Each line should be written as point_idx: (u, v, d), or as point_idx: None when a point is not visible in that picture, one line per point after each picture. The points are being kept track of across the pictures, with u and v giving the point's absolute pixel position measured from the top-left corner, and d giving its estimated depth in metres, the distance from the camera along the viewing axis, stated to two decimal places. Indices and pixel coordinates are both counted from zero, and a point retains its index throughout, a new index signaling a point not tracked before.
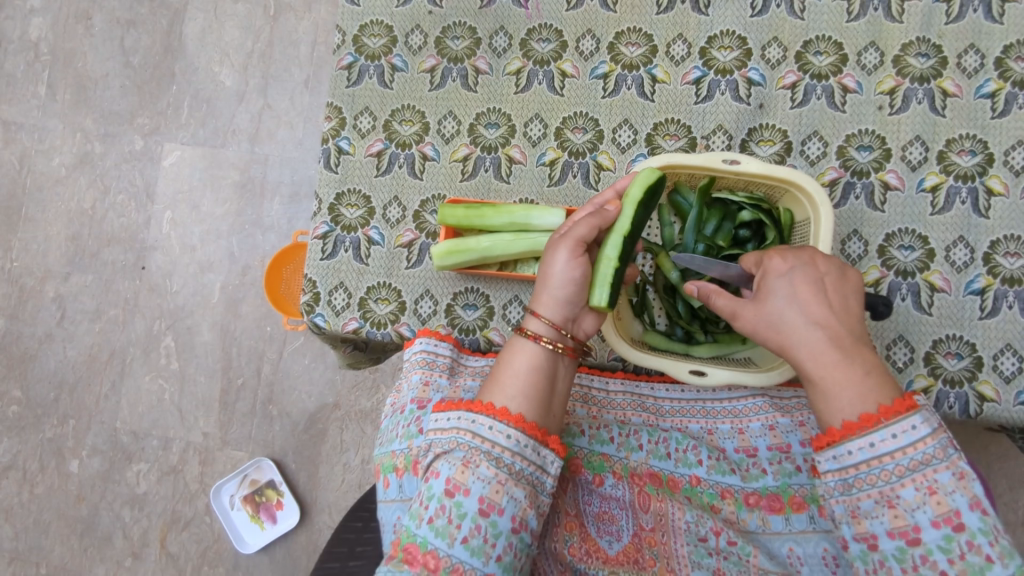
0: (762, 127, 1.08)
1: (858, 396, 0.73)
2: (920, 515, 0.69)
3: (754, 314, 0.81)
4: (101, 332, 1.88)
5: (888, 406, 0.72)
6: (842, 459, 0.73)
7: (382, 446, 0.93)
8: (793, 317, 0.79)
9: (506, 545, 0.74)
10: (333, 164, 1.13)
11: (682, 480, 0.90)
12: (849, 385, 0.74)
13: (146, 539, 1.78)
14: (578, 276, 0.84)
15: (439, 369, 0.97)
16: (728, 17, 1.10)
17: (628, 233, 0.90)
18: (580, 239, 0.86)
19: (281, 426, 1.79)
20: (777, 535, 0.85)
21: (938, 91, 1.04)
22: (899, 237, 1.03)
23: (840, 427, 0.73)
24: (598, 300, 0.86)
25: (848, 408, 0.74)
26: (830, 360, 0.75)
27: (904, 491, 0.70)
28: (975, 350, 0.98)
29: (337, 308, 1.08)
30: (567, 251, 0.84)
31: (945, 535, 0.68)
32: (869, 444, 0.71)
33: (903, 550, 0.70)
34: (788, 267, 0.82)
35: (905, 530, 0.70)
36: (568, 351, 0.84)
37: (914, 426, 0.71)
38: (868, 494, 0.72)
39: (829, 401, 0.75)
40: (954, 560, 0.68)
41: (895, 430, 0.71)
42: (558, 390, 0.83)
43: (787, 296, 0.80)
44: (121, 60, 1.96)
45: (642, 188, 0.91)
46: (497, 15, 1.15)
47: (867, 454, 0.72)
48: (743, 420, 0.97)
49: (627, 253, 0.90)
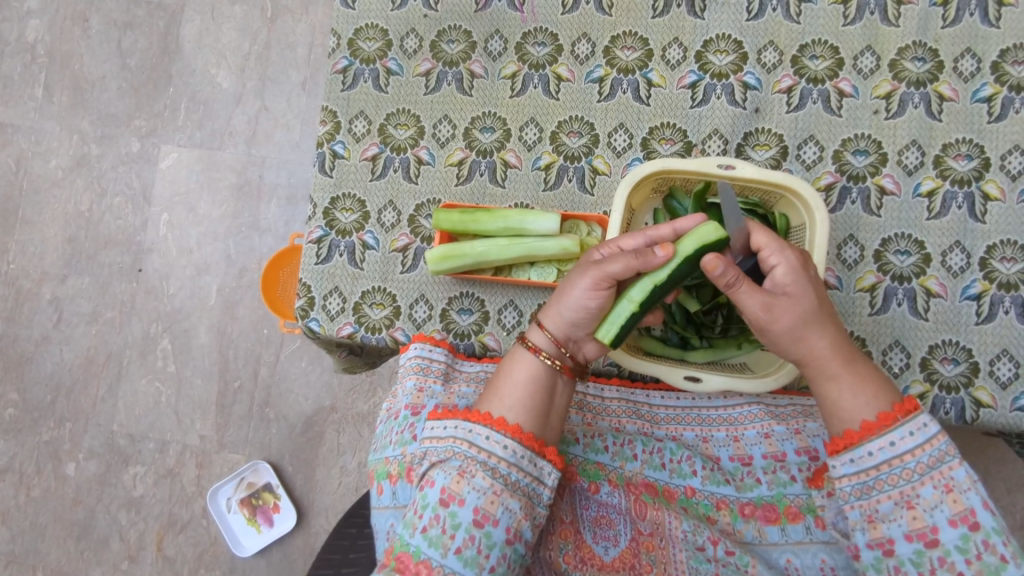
0: (758, 131, 1.08)
1: (875, 393, 0.78)
2: (938, 515, 0.72)
3: (789, 314, 0.78)
4: (98, 335, 1.87)
5: (903, 403, 0.76)
6: (861, 462, 0.75)
7: (376, 452, 0.92)
8: (819, 318, 0.79)
9: (500, 556, 0.73)
10: (328, 168, 1.13)
11: (677, 491, 0.90)
12: (866, 383, 0.78)
13: (142, 542, 1.78)
14: (593, 308, 0.82)
15: (433, 375, 0.97)
16: (723, 20, 1.10)
17: (661, 282, 0.83)
18: (609, 273, 0.81)
19: (278, 429, 1.79)
20: (775, 546, 0.85)
21: (934, 95, 1.04)
22: (895, 242, 1.02)
23: (862, 428, 0.76)
24: (602, 336, 0.83)
25: (868, 406, 0.77)
26: (846, 358, 0.79)
27: (922, 491, 0.72)
28: (972, 355, 0.97)
29: (332, 313, 1.08)
30: (591, 282, 0.81)
31: (962, 535, 0.71)
32: (889, 443, 0.74)
33: (921, 552, 0.72)
34: (807, 264, 0.81)
35: (923, 532, 0.72)
36: (566, 371, 0.84)
37: (925, 424, 0.74)
38: (888, 495, 0.74)
39: (852, 398, 0.78)
40: (970, 560, 0.71)
41: (910, 428, 0.74)
42: (557, 404, 0.84)
43: (815, 295, 0.79)
44: (118, 62, 1.95)
45: (696, 245, 0.83)
46: (492, 19, 1.15)
47: (888, 454, 0.74)
48: (738, 428, 0.96)
49: (650, 303, 0.84)
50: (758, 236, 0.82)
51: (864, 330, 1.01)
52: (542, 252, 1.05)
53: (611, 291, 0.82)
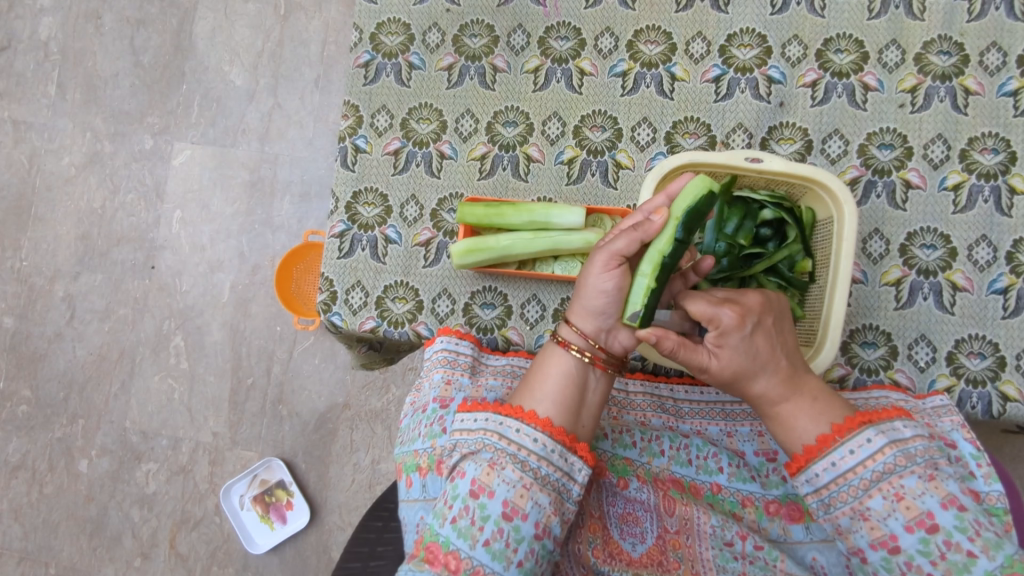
0: (782, 125, 1.08)
1: (812, 419, 0.77)
2: (893, 523, 0.71)
3: (719, 371, 0.79)
4: (110, 332, 1.87)
5: (843, 424, 0.76)
6: (814, 481, 0.76)
7: (404, 446, 0.92)
8: (754, 369, 0.78)
9: (528, 551, 0.73)
10: (350, 162, 1.13)
11: (703, 487, 0.90)
12: (804, 416, 0.78)
13: (155, 539, 1.78)
14: (610, 288, 0.80)
15: (461, 368, 0.96)
16: (747, 15, 1.10)
17: (666, 250, 0.83)
18: (617, 252, 0.80)
19: (291, 426, 1.78)
20: (800, 543, 0.85)
21: (960, 89, 1.03)
22: (921, 236, 1.02)
23: (803, 451, 0.77)
24: (630, 318, 0.81)
25: (806, 434, 0.77)
26: (782, 398, 0.79)
27: (872, 503, 0.72)
28: (997, 350, 0.97)
29: (354, 307, 1.08)
30: (601, 264, 0.80)
31: (921, 539, 0.70)
32: (832, 463, 0.74)
33: (888, 559, 0.71)
34: (744, 321, 0.78)
35: (884, 540, 0.71)
36: (599, 365, 0.82)
37: (870, 439, 0.74)
38: (843, 511, 0.74)
39: (786, 430, 0.79)
40: (936, 560, 0.69)
41: (853, 446, 0.74)
42: (590, 402, 0.82)
43: (748, 352, 0.77)
44: (131, 60, 1.95)
45: (690, 201, 0.84)
46: (515, 14, 1.15)
47: (832, 473, 0.74)
48: (764, 423, 0.95)
49: (663, 273, 0.83)
50: (694, 304, 0.80)
51: (889, 324, 1.00)
52: (567, 247, 1.04)
53: (623, 269, 0.80)
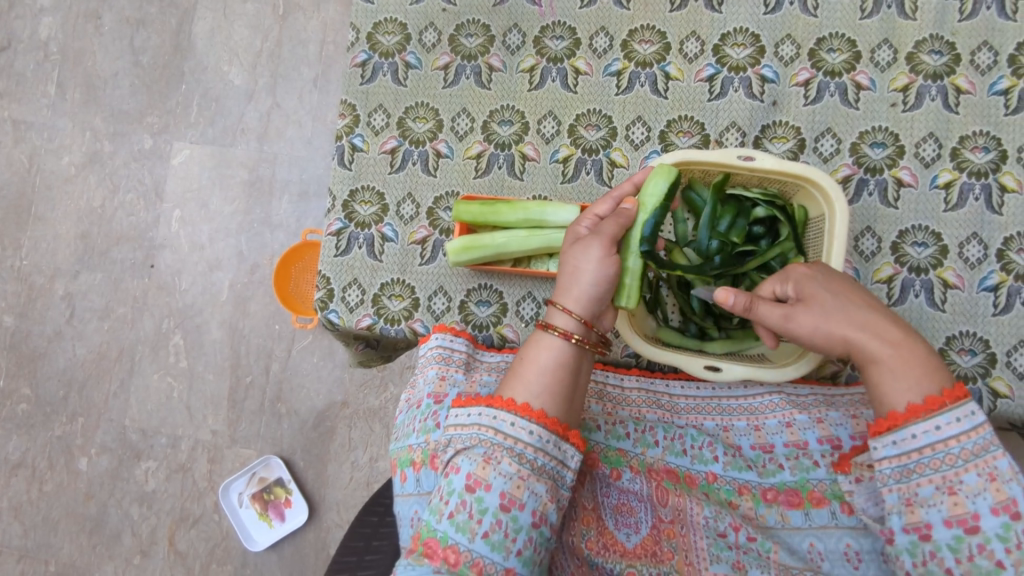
0: (776, 124, 1.09)
1: (919, 377, 0.73)
2: (980, 502, 0.69)
3: (805, 318, 0.81)
4: (110, 330, 1.88)
5: (952, 388, 0.72)
6: (903, 444, 0.72)
7: (398, 441, 0.93)
8: (844, 312, 0.79)
9: (527, 540, 0.74)
10: (347, 161, 1.14)
11: (698, 476, 0.90)
12: (911, 370, 0.74)
13: (154, 537, 1.79)
14: (611, 276, 0.85)
15: (455, 364, 0.97)
16: (741, 14, 1.11)
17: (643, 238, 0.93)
18: (612, 240, 0.87)
19: (290, 424, 1.79)
20: (797, 530, 0.84)
21: (951, 88, 1.04)
22: (913, 234, 1.03)
23: (905, 410, 0.73)
24: (626, 303, 0.92)
25: (910, 391, 0.73)
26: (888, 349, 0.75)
27: (965, 477, 0.70)
28: (989, 346, 0.98)
29: (351, 305, 1.09)
30: (605, 252, 0.85)
31: (1003, 524, 0.68)
32: (934, 428, 0.71)
33: (960, 539, 0.69)
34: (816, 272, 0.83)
35: (964, 518, 0.69)
36: (592, 348, 0.84)
37: (973, 412, 0.71)
38: (929, 480, 0.71)
39: (892, 388, 0.74)
40: (1010, 549, 0.68)
41: (957, 414, 0.71)
42: (580, 386, 0.84)
43: (830, 294, 0.80)
44: (130, 59, 1.96)
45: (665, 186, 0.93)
46: (511, 13, 1.16)
47: (931, 438, 0.71)
48: (759, 417, 0.98)
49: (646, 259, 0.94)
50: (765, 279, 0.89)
51: None
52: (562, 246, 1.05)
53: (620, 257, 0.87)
